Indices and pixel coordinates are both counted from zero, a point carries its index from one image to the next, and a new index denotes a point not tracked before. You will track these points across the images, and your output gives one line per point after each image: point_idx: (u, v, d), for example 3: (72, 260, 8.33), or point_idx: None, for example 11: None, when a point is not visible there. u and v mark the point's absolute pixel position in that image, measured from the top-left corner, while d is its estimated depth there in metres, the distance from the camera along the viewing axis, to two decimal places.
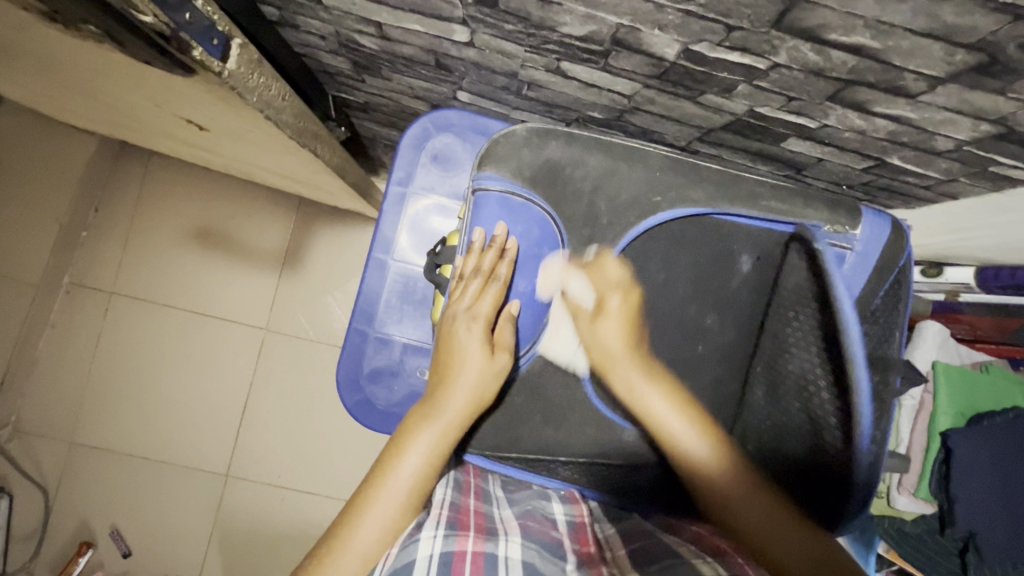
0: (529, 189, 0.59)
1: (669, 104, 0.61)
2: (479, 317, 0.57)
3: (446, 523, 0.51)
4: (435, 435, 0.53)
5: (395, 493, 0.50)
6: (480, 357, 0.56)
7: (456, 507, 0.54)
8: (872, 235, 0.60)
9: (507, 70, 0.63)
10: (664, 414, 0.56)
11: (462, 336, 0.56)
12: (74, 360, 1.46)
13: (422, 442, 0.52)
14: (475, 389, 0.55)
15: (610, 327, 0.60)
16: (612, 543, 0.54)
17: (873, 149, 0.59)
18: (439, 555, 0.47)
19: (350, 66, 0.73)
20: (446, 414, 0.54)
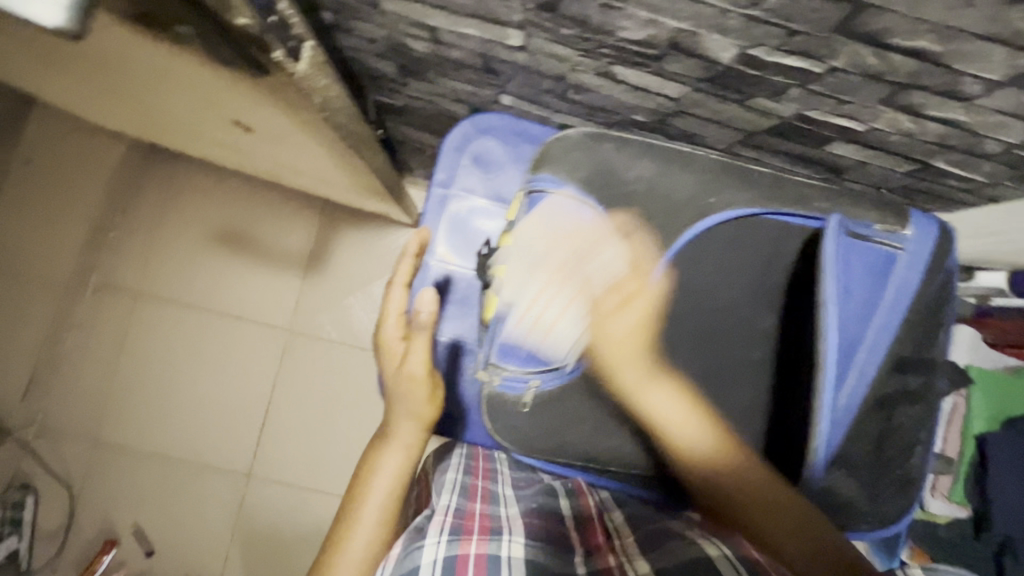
0: (583, 192, 0.61)
1: (716, 108, 0.62)
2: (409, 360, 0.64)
3: (449, 529, 0.52)
4: (398, 448, 0.61)
5: (368, 521, 0.56)
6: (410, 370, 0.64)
7: (461, 513, 0.56)
8: (921, 237, 0.61)
9: (555, 74, 0.64)
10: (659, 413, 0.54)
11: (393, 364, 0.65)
12: (99, 360, 1.47)
13: (386, 469, 0.59)
14: (416, 413, 0.63)
15: (627, 316, 0.58)
16: (620, 531, 0.56)
17: (919, 152, 0.60)
18: (441, 559, 0.48)
19: (395, 70, 0.74)
20: (401, 438, 0.62)
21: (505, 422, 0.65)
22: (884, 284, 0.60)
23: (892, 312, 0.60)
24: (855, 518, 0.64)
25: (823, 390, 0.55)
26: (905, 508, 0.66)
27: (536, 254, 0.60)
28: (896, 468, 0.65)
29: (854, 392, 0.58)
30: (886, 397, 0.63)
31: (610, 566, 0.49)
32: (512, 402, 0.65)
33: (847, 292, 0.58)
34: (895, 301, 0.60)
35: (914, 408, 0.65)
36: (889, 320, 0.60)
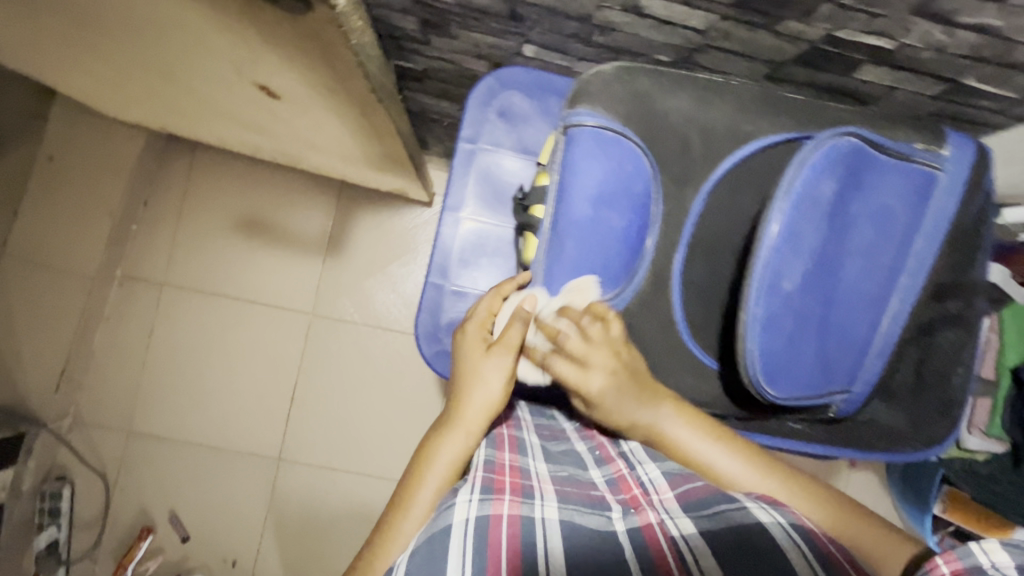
0: (619, 122, 0.56)
1: (745, 37, 0.62)
2: (476, 319, 0.65)
3: (481, 487, 0.53)
4: (461, 434, 0.60)
5: (422, 503, 0.57)
6: (484, 360, 0.61)
7: (490, 466, 0.56)
8: (958, 155, 0.59)
9: (581, 14, 0.65)
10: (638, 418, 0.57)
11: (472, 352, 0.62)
12: (129, 353, 1.49)
13: (447, 452, 0.59)
14: (485, 399, 0.60)
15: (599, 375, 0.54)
16: (658, 484, 0.54)
17: (950, 69, 0.60)
18: (475, 518, 0.49)
19: (418, 26, 0.75)
20: (465, 423, 0.60)
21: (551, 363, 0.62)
22: (924, 208, 0.59)
23: (931, 237, 0.59)
24: (892, 440, 0.68)
25: (754, 274, 0.52)
26: (949, 429, 0.67)
27: (576, 188, 0.56)
28: (939, 390, 0.66)
29: (892, 322, 0.61)
30: (928, 323, 0.64)
31: (651, 523, 0.49)
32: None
33: (886, 221, 0.58)
34: (934, 225, 0.59)
35: (956, 330, 0.65)
36: (930, 246, 0.60)
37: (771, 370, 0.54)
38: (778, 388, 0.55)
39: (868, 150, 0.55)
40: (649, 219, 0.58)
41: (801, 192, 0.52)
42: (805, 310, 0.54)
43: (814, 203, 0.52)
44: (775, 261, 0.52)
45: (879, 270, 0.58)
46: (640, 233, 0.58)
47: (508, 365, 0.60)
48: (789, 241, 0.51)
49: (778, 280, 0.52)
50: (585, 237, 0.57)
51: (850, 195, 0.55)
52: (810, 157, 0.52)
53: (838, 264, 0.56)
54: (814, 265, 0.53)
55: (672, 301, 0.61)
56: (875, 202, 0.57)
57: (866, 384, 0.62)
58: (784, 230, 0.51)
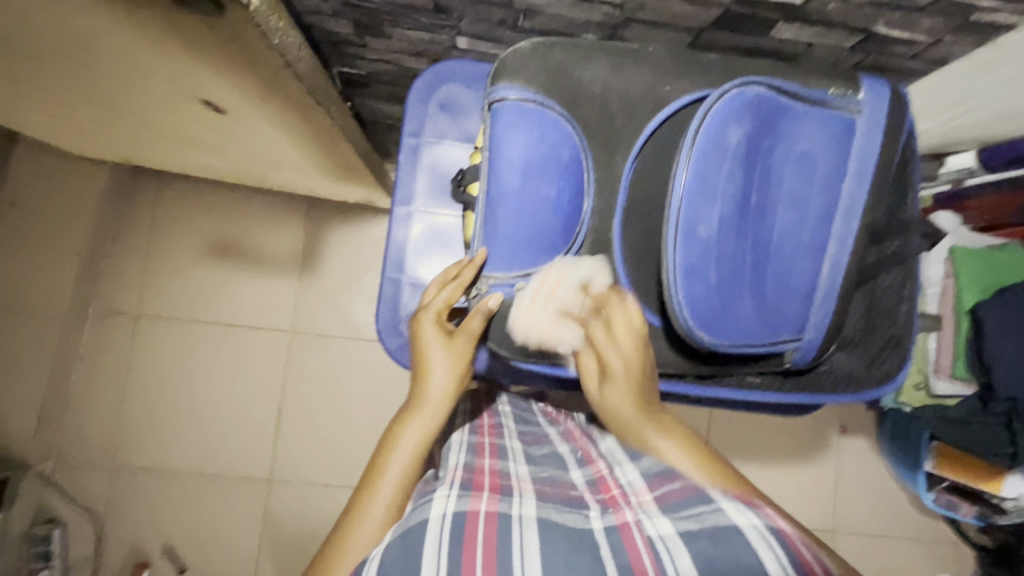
0: (540, 94, 0.58)
1: (660, 7, 0.65)
2: (432, 309, 0.64)
3: (459, 486, 0.55)
4: (427, 415, 0.60)
5: (388, 488, 0.56)
6: (446, 348, 0.62)
7: (470, 469, 0.60)
8: (875, 98, 0.61)
9: (502, 0, 0.67)
10: (631, 419, 0.58)
11: (433, 338, 0.62)
12: (108, 388, 1.49)
13: (412, 434, 0.59)
14: (446, 380, 0.61)
15: (618, 390, 0.58)
16: (636, 488, 0.54)
17: (859, 19, 0.63)
18: (453, 512, 0.49)
19: (352, 29, 0.77)
20: (429, 406, 0.60)
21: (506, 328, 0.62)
22: (846, 151, 0.61)
23: (858, 178, 0.61)
24: (849, 384, 0.68)
25: (667, 224, 0.55)
26: (899, 367, 0.68)
27: (504, 160, 0.58)
28: (885, 328, 0.68)
29: (831, 266, 0.62)
30: (871, 267, 0.65)
31: (627, 521, 0.49)
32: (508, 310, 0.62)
33: (809, 166, 0.60)
34: (859, 167, 0.61)
35: (895, 271, 0.67)
36: (859, 188, 0.61)
37: (701, 315, 0.57)
38: (711, 333, 0.58)
39: (778, 98, 0.58)
40: (581, 187, 0.60)
41: (707, 143, 0.55)
42: (730, 255, 0.57)
43: (724, 155, 0.55)
44: (688, 211, 0.55)
45: (809, 214, 0.60)
46: (575, 200, 0.59)
47: (468, 351, 0.62)
48: (700, 189, 0.55)
49: (695, 229, 0.55)
50: (518, 208, 0.58)
51: (764, 141, 0.57)
52: (715, 106, 0.55)
53: (763, 211, 0.58)
54: (730, 212, 0.56)
55: (615, 268, 0.62)
56: (793, 148, 0.59)
57: (818, 330, 0.63)
58: (693, 179, 0.55)
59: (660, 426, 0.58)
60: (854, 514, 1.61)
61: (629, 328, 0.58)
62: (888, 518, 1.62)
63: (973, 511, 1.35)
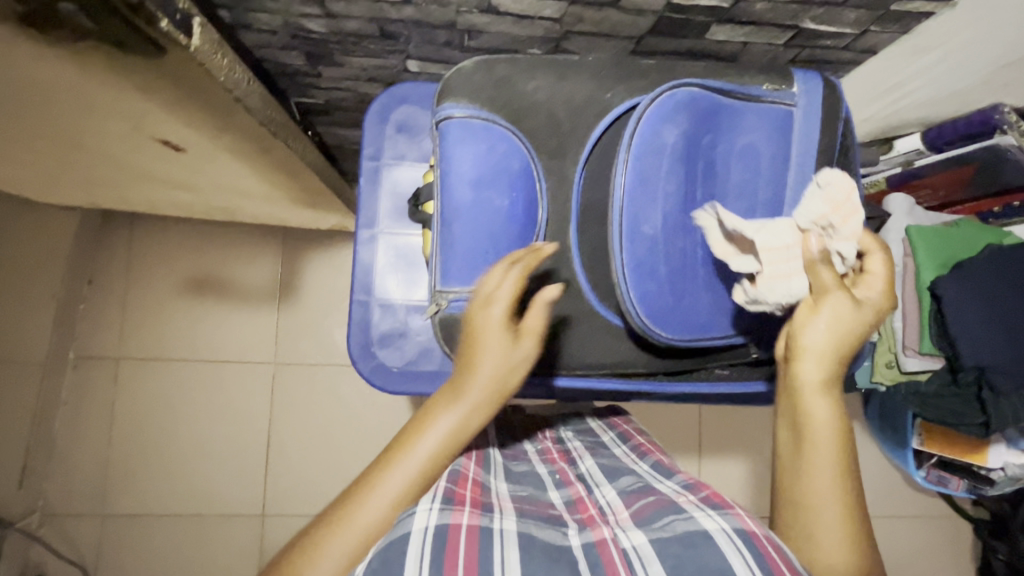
0: (485, 110, 0.60)
1: (597, 18, 0.67)
2: (498, 299, 0.53)
3: (442, 496, 0.50)
4: (469, 407, 0.51)
5: (405, 473, 0.49)
6: (507, 345, 0.52)
7: (453, 481, 0.57)
8: (809, 89, 0.63)
9: (445, 21, 0.69)
10: (819, 354, 0.51)
11: (495, 331, 0.53)
12: (93, 434, 1.46)
13: (443, 424, 0.50)
14: (499, 375, 0.52)
15: (829, 322, 0.50)
16: (614, 508, 0.58)
17: (786, 16, 0.65)
18: (435, 526, 0.46)
19: (304, 60, 0.79)
20: (471, 397, 0.52)
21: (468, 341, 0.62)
22: (787, 142, 0.62)
23: (803, 167, 0.62)
24: None
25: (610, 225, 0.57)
26: (860, 347, 0.70)
27: (455, 177, 0.59)
28: None
29: None
30: None
31: (604, 537, 0.49)
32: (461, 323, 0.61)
33: (752, 158, 0.61)
34: (802, 156, 0.63)
35: None
36: (804, 176, 0.62)
37: (655, 310, 0.59)
38: (667, 327, 0.59)
39: (713, 96, 0.59)
40: (533, 196, 0.60)
41: (643, 143, 0.57)
42: (679, 248, 0.59)
43: (661, 152, 0.57)
44: (630, 210, 0.57)
45: (756, 205, 0.62)
46: (528, 210, 0.60)
47: (531, 356, 0.53)
48: (640, 187, 0.57)
49: (640, 227, 0.57)
50: (473, 222, 0.59)
51: (701, 138, 0.59)
52: (649, 108, 0.57)
53: (709, 205, 0.60)
54: (673, 207, 0.58)
55: (576, 273, 0.62)
56: (736, 142, 0.61)
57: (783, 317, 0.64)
58: (632, 178, 0.57)
59: (826, 391, 0.51)
60: None
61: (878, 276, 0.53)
62: (885, 498, 1.63)
63: (962, 484, 1.38)
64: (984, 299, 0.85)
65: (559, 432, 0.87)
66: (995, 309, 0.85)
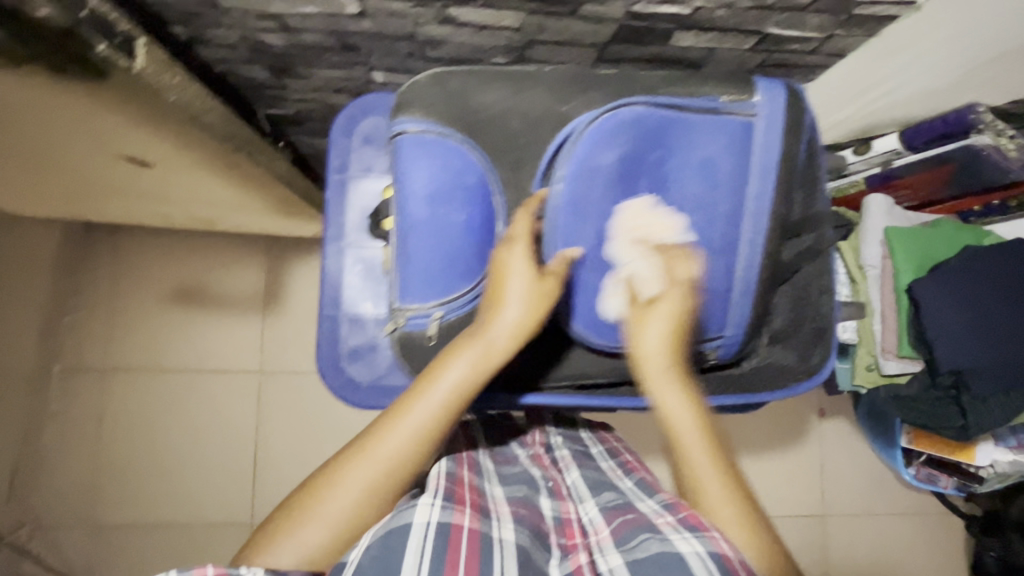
0: (439, 124, 0.59)
1: (557, 28, 0.66)
2: (518, 240, 0.57)
3: (443, 494, 0.53)
4: (490, 341, 0.54)
5: (430, 403, 0.52)
6: (525, 283, 0.55)
7: (452, 480, 0.58)
8: (772, 97, 0.62)
9: (405, 34, 0.68)
10: (651, 355, 0.57)
11: (519, 267, 0.56)
12: (81, 445, 1.46)
13: (462, 363, 0.53)
14: (520, 313, 0.55)
15: (654, 322, 0.58)
16: (595, 526, 0.57)
17: (749, 22, 0.64)
18: (436, 523, 0.49)
19: (267, 73, 0.78)
20: (488, 339, 0.54)
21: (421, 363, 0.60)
22: (747, 152, 0.62)
23: (762, 177, 0.62)
24: (781, 378, 0.69)
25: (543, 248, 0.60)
26: (826, 357, 0.70)
27: (409, 193, 0.58)
28: (811, 319, 0.69)
29: (747, 265, 0.64)
30: (785, 264, 0.67)
31: (585, 565, 0.50)
32: (419, 340, 0.60)
33: (710, 171, 0.62)
34: (762, 166, 0.62)
35: (812, 264, 0.68)
36: (764, 187, 0.62)
37: (590, 322, 0.63)
38: (601, 337, 0.63)
39: (661, 113, 0.60)
40: (490, 212, 0.60)
41: (580, 165, 0.59)
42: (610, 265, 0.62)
43: (596, 175, 0.59)
44: (565, 230, 0.60)
45: (713, 217, 0.62)
46: (485, 225, 0.60)
47: (551, 295, 0.56)
48: (574, 208, 0.59)
49: (573, 245, 0.60)
50: (430, 239, 0.58)
51: (646, 156, 0.60)
52: (586, 130, 0.58)
53: (655, 222, 0.62)
54: (609, 226, 0.61)
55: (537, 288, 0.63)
56: (691, 155, 0.61)
57: (739, 327, 0.65)
58: (567, 199, 0.59)
59: (675, 384, 0.57)
60: (842, 496, 1.61)
61: (680, 272, 0.59)
62: (877, 496, 1.62)
63: (952, 482, 1.37)
64: (960, 299, 0.84)
65: (548, 432, 0.81)
66: (973, 312, 0.84)
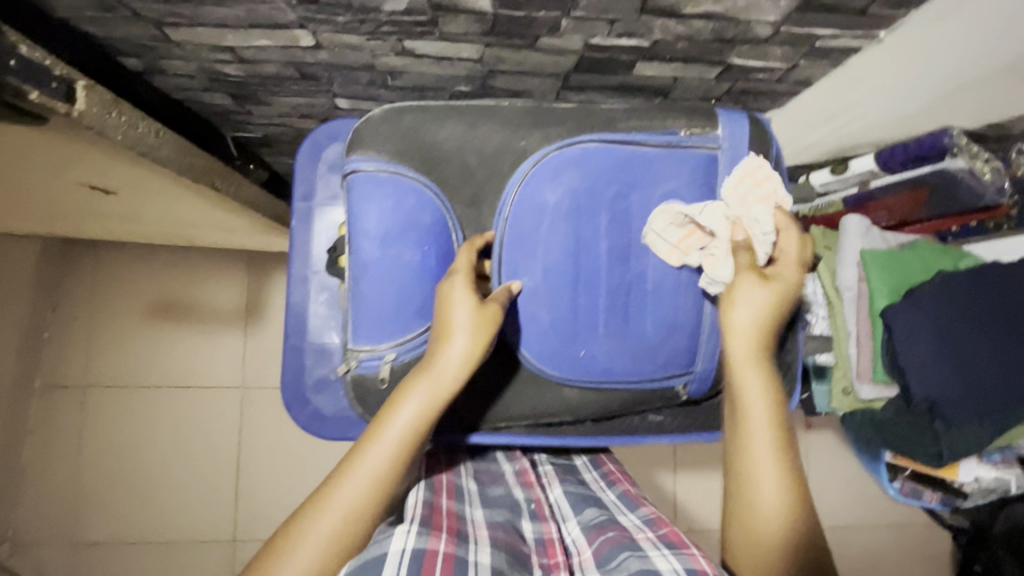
0: (393, 162, 0.58)
1: (517, 58, 0.65)
2: (458, 271, 0.56)
3: (419, 521, 0.51)
4: (442, 374, 0.53)
5: (387, 443, 0.51)
6: (469, 311, 0.54)
7: (429, 507, 0.56)
8: (735, 131, 0.61)
9: (364, 64, 0.67)
10: (738, 338, 0.55)
11: (460, 296, 0.55)
12: (62, 462, 1.45)
13: (417, 396, 0.52)
14: (469, 342, 0.53)
15: (748, 297, 0.55)
16: (579, 547, 0.56)
17: (711, 53, 0.63)
18: (411, 548, 0.47)
19: (230, 100, 0.77)
20: (442, 370, 0.53)
21: (374, 404, 0.60)
22: (711, 187, 0.61)
23: None
24: None
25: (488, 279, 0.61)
26: (790, 392, 0.69)
27: (362, 233, 0.58)
28: (778, 354, 0.68)
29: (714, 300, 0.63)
30: None
31: None
32: (373, 382, 0.60)
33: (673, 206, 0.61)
34: None
35: None
36: None
37: (544, 354, 0.62)
38: (555, 368, 0.62)
39: (614, 149, 0.60)
40: (446, 250, 0.59)
41: (524, 201, 0.60)
42: (559, 299, 0.61)
43: (543, 209, 0.60)
44: (510, 264, 0.60)
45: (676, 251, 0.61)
46: (441, 263, 0.59)
47: (496, 320, 0.55)
48: (518, 243, 0.60)
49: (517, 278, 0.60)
50: (384, 278, 0.58)
51: (599, 192, 0.60)
52: (530, 168, 0.59)
53: (611, 256, 0.61)
54: (560, 260, 0.60)
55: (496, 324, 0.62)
56: (652, 190, 0.61)
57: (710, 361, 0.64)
58: (512, 234, 0.60)
59: (756, 367, 0.55)
60: (829, 508, 1.61)
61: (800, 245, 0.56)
62: (865, 508, 1.61)
63: (937, 497, 1.33)
64: (940, 326, 0.84)
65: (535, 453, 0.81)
66: (952, 342, 0.83)
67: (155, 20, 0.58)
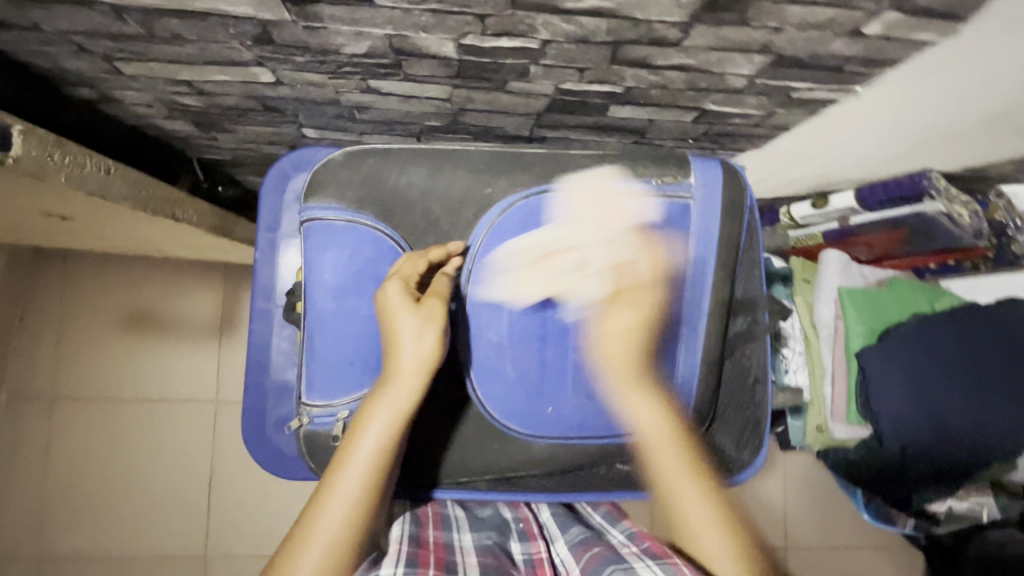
0: (351, 210, 0.57)
1: (486, 99, 0.63)
2: (395, 277, 0.54)
3: (405, 560, 0.49)
4: (399, 391, 0.51)
5: (355, 470, 0.49)
6: (413, 317, 0.52)
7: (415, 543, 0.54)
8: (708, 181, 0.60)
9: (329, 99, 0.64)
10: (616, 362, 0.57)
11: (399, 304, 0.52)
12: (27, 477, 1.40)
13: (379, 418, 0.50)
14: (418, 353, 0.51)
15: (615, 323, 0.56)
16: (568, 565, 0.56)
17: (685, 100, 0.61)
18: None
19: (192, 127, 0.74)
20: (397, 387, 0.51)
21: (327, 459, 0.59)
22: (683, 238, 0.60)
23: (699, 263, 0.60)
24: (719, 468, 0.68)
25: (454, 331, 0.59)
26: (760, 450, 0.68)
27: (316, 284, 0.56)
28: (748, 408, 0.67)
29: (686, 352, 0.61)
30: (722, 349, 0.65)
31: None
32: (325, 437, 0.58)
33: None
34: (698, 251, 0.60)
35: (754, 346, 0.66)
36: (701, 273, 0.60)
37: (507, 410, 0.60)
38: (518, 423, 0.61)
39: (583, 201, 0.59)
40: None
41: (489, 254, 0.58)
42: (523, 354, 0.59)
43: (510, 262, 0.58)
44: (474, 318, 0.59)
45: None
46: None
47: (441, 318, 0.52)
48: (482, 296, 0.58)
49: (482, 332, 0.59)
50: (341, 330, 0.56)
51: None
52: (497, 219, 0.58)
53: None
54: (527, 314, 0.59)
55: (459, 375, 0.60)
56: None
57: (682, 413, 0.63)
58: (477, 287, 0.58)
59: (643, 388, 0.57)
60: (807, 529, 1.61)
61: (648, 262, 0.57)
62: (843, 528, 1.62)
63: None
64: (912, 371, 0.82)
65: None
66: (925, 387, 0.82)
67: (103, 54, 0.55)
